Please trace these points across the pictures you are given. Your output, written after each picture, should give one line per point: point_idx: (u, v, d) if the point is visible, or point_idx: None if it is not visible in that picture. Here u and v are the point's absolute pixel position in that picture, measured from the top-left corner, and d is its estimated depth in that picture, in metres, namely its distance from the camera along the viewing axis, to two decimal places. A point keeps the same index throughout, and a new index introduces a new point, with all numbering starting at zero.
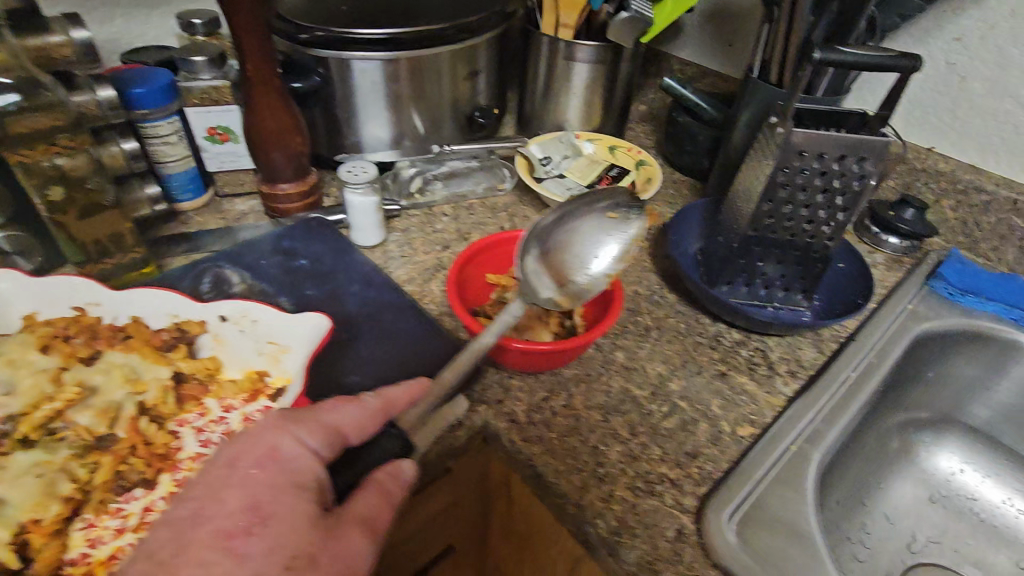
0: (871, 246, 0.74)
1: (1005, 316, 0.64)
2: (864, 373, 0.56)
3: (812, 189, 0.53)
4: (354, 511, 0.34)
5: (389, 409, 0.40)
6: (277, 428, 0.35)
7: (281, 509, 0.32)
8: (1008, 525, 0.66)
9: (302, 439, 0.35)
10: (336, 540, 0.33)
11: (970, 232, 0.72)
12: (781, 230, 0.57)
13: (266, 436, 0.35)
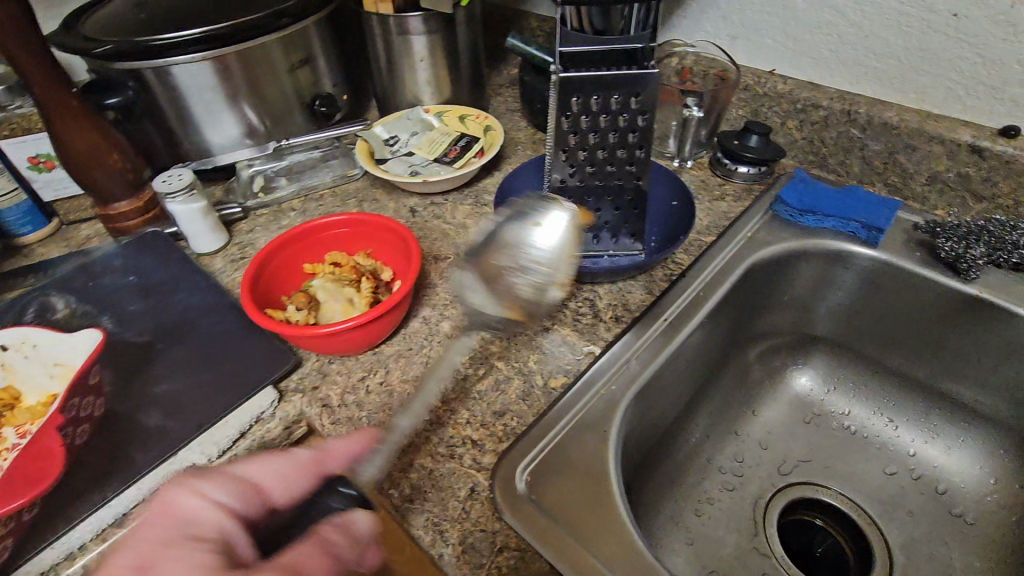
0: (723, 177, 0.74)
1: (843, 229, 0.64)
2: (690, 308, 0.58)
3: (602, 132, 0.53)
4: (293, 565, 0.34)
5: (326, 462, 0.41)
6: (183, 486, 0.36)
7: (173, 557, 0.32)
8: (875, 435, 0.66)
9: (209, 494, 0.37)
10: None
11: (817, 150, 0.72)
12: (591, 178, 0.57)
13: (181, 500, 0.36)
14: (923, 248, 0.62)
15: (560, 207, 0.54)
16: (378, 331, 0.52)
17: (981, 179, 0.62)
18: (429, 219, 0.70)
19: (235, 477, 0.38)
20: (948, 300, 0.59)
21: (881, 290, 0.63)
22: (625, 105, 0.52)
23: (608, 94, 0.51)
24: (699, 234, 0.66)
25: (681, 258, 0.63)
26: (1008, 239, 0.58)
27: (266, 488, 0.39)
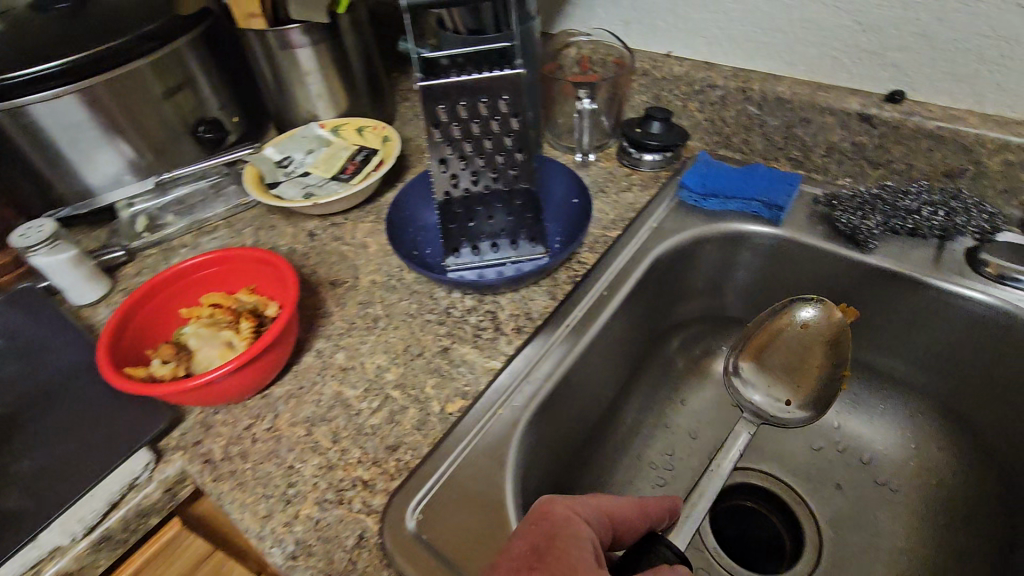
0: (631, 167, 0.72)
1: (746, 211, 0.63)
2: (594, 310, 0.56)
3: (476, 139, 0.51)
4: None
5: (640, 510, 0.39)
6: (563, 500, 0.36)
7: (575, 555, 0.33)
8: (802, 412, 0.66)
9: (580, 510, 0.36)
10: None
11: (720, 130, 0.71)
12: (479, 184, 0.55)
13: (573, 516, 0.35)
14: (825, 222, 0.61)
15: (813, 310, 0.51)
16: (260, 371, 0.49)
17: (875, 146, 0.61)
18: (327, 241, 0.67)
19: (599, 501, 0.37)
20: (849, 271, 0.59)
21: (789, 266, 0.62)
22: (493, 109, 0.49)
23: (476, 100, 0.49)
24: (604, 229, 0.64)
25: (585, 256, 0.61)
26: (902, 205, 0.57)
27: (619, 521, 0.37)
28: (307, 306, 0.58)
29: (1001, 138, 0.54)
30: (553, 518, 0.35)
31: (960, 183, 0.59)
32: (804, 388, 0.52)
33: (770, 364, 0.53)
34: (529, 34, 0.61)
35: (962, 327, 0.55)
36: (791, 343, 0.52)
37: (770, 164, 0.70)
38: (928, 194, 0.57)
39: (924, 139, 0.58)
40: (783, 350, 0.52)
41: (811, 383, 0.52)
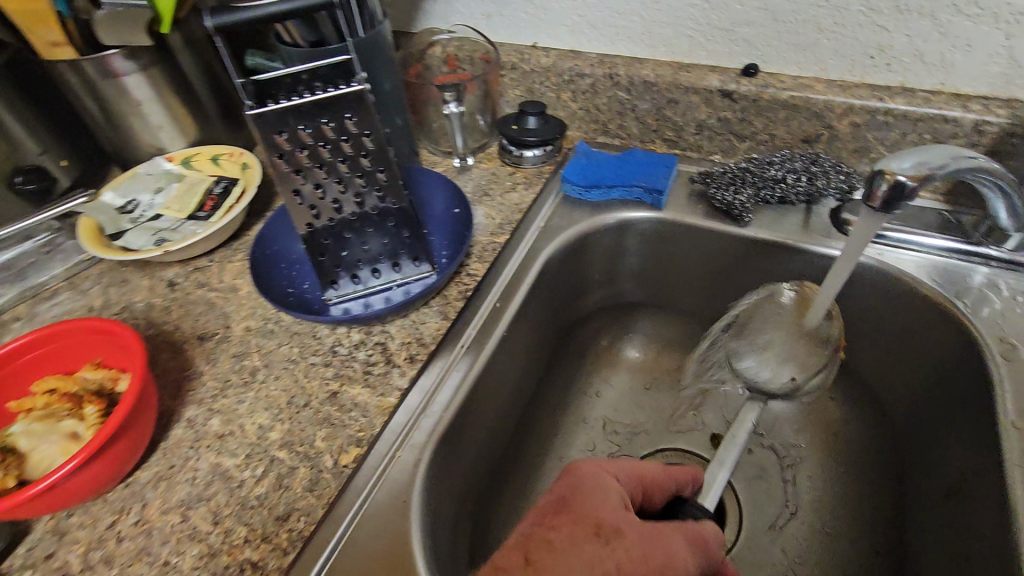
0: (514, 165, 0.70)
1: (629, 197, 0.63)
2: (488, 324, 0.53)
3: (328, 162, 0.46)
4: (670, 546, 0.35)
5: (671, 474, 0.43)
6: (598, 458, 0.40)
7: (604, 494, 0.37)
8: None
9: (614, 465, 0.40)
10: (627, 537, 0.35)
11: (595, 118, 0.70)
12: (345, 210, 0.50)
13: (601, 468, 0.39)
14: (702, 200, 0.62)
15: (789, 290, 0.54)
16: (117, 461, 0.42)
17: (739, 120, 0.63)
18: (192, 289, 0.60)
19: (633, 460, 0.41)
20: (730, 244, 0.60)
21: (675, 246, 0.63)
22: (341, 130, 0.45)
23: (319, 122, 0.44)
24: (492, 235, 0.62)
25: (474, 267, 0.58)
26: (769, 175, 0.59)
27: (652, 476, 0.41)
28: (172, 369, 0.52)
29: (847, 101, 0.57)
30: (582, 474, 0.38)
31: (818, 147, 0.61)
32: (804, 363, 0.53)
33: (770, 338, 0.54)
34: (379, 39, 0.57)
35: None
36: (783, 319, 0.53)
37: (648, 146, 0.70)
38: (790, 161, 0.60)
39: (780, 108, 0.60)
40: (778, 329, 0.53)
41: (811, 358, 0.53)
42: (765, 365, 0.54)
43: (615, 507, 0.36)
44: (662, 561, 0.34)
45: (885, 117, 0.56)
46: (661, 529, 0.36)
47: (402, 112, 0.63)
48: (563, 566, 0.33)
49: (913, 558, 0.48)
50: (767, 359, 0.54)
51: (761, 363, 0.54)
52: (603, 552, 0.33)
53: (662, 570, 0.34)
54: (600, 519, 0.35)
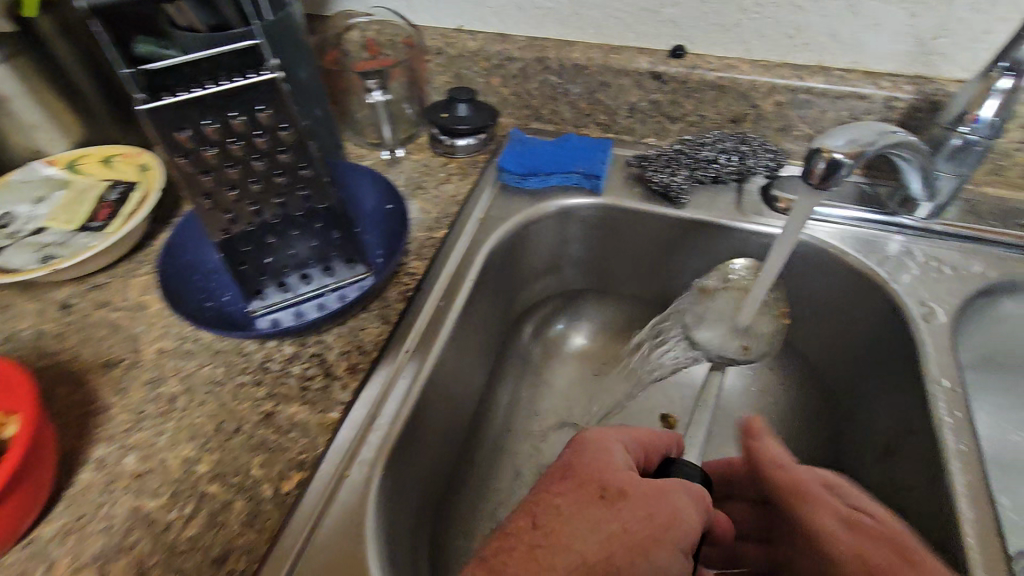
0: (447, 156, 0.67)
1: (567, 184, 0.62)
2: (433, 325, 0.51)
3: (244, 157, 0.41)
4: (676, 504, 0.36)
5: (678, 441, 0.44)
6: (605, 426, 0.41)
7: (606, 459, 0.37)
8: None
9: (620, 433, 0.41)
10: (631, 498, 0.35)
11: (527, 103, 0.68)
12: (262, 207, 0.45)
13: (603, 437, 0.40)
14: (640, 183, 0.62)
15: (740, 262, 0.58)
16: (10, 520, 0.36)
17: (670, 102, 0.63)
18: (90, 311, 0.53)
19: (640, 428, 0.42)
20: (668, 226, 0.61)
21: (617, 230, 0.63)
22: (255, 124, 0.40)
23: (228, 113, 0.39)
24: (430, 230, 0.58)
25: (413, 265, 0.55)
26: (702, 156, 0.60)
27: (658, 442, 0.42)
28: (72, 405, 0.45)
29: (771, 81, 0.58)
30: (583, 447, 0.39)
31: (745, 127, 0.63)
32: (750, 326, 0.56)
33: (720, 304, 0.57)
34: (290, 22, 0.52)
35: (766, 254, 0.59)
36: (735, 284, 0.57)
37: (582, 130, 0.69)
38: (721, 141, 0.61)
39: (709, 89, 0.60)
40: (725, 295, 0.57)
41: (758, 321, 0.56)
42: (716, 329, 0.57)
43: (618, 469, 0.37)
44: (663, 517, 0.34)
45: (806, 96, 0.58)
46: (661, 486, 0.36)
47: (322, 102, 0.58)
48: (570, 531, 0.33)
49: None
50: (716, 323, 0.57)
51: (710, 329, 0.57)
52: (604, 516, 0.34)
53: (667, 526, 0.34)
54: (601, 485, 0.36)
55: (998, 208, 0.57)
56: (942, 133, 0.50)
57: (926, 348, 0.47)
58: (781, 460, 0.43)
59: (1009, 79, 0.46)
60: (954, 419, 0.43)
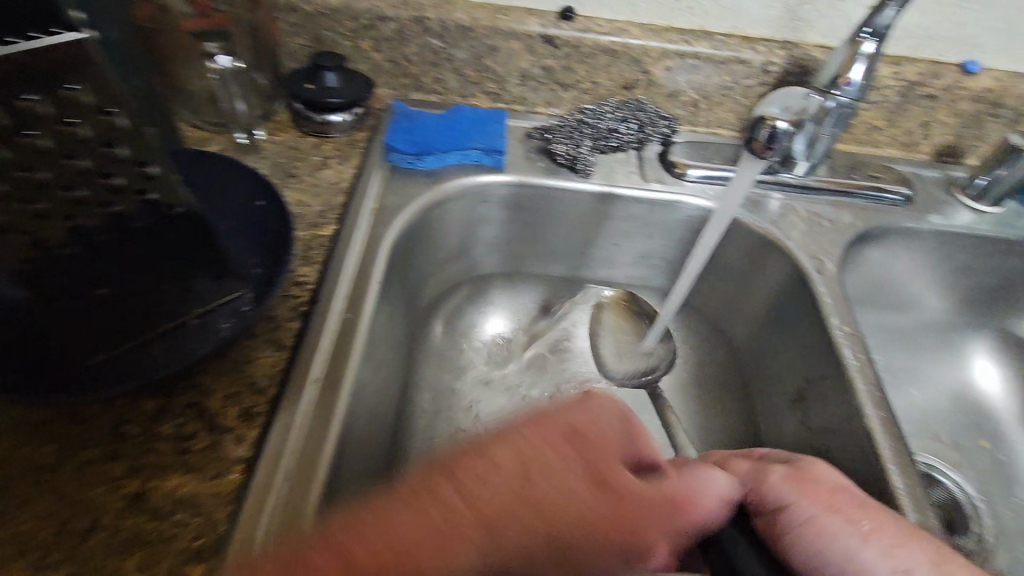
0: (317, 135, 0.57)
1: (466, 161, 0.56)
2: (341, 343, 0.43)
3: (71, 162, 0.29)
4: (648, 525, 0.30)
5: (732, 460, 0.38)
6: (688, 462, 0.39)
7: (621, 446, 0.32)
8: None
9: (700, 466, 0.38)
10: (613, 490, 0.29)
11: (405, 70, 0.60)
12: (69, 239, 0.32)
13: (632, 405, 0.35)
14: (542, 156, 0.59)
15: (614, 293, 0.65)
16: None
17: (562, 68, 0.59)
18: None
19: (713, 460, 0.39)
20: (576, 199, 0.58)
21: (523, 208, 0.59)
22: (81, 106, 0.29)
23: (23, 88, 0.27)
24: (314, 227, 0.49)
25: (302, 272, 0.45)
26: (603, 126, 0.59)
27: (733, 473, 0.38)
28: None
29: (661, 46, 0.57)
30: (601, 418, 0.32)
31: (637, 94, 0.62)
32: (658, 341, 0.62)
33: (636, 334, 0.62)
34: None
35: (671, 221, 0.59)
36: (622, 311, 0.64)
37: (469, 100, 0.63)
38: (621, 110, 0.60)
39: (601, 54, 0.58)
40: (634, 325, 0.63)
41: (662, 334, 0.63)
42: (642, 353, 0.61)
43: (619, 458, 0.32)
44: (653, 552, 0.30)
45: (694, 61, 0.58)
46: (665, 509, 0.31)
47: (144, 72, 0.44)
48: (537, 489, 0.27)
49: None
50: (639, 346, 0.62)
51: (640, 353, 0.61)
52: (616, 551, 0.28)
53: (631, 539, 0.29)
54: (608, 483, 0.29)
55: (850, 163, 0.64)
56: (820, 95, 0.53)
57: (825, 297, 0.51)
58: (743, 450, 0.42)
59: (873, 43, 0.49)
60: (859, 360, 0.47)
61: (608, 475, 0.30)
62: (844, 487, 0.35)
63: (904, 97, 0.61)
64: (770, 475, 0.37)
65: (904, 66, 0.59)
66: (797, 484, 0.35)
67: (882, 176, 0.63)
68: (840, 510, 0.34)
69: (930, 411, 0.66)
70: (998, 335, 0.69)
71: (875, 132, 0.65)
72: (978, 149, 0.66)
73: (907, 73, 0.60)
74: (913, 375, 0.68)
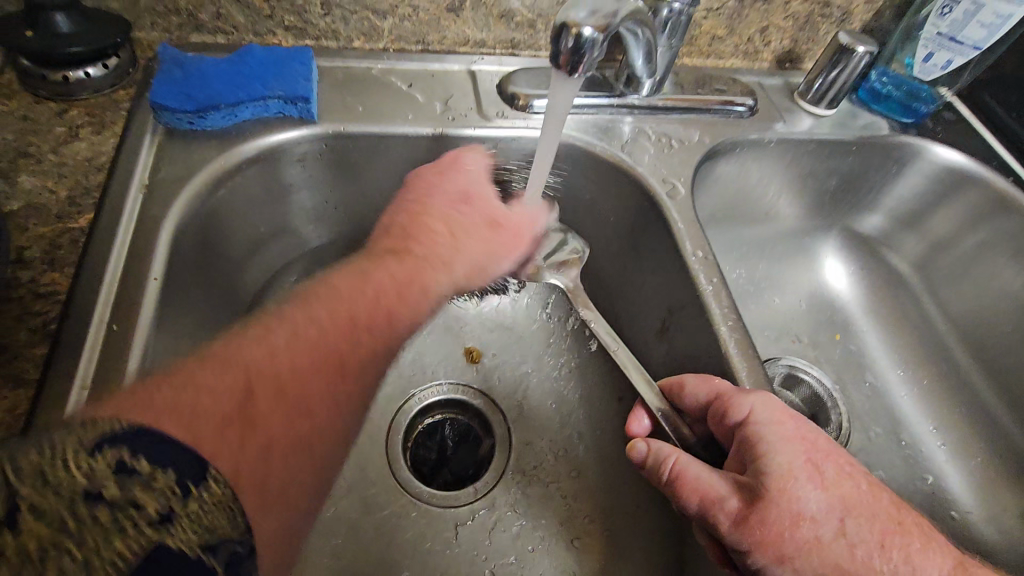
0: (65, 100, 0.45)
1: (266, 114, 0.46)
2: (105, 366, 0.33)
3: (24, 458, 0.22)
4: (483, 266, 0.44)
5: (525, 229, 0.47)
6: (664, 458, 0.39)
7: (485, 212, 0.46)
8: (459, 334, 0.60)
9: (675, 464, 0.38)
10: (464, 242, 0.44)
11: (173, 5, 0.49)
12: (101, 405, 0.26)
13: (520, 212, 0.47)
14: (363, 101, 0.51)
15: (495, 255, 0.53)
16: None
17: None
18: None
19: (689, 465, 0.37)
20: (412, 149, 0.51)
21: (351, 166, 0.51)
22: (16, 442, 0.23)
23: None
24: (61, 220, 0.38)
25: (48, 280, 0.35)
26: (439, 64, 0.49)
27: (708, 471, 0.36)
28: None
29: None
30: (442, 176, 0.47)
31: (465, 17, 0.54)
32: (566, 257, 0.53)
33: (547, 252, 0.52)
34: None
35: (518, 162, 0.54)
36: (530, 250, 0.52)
37: (267, 40, 0.52)
38: (476, 108, 0.52)
39: None
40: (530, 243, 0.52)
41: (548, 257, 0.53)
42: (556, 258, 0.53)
43: (496, 249, 0.45)
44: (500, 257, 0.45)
45: None
46: (498, 222, 0.46)
47: None
48: (477, 248, 0.44)
49: None
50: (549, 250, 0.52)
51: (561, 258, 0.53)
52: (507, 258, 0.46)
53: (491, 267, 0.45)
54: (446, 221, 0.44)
55: (696, 78, 0.61)
56: (654, 4, 0.48)
57: (677, 225, 0.49)
58: (728, 412, 0.38)
59: None
60: (714, 285, 0.45)
61: (452, 230, 0.44)
62: (804, 518, 0.33)
63: (741, 2, 0.59)
64: (721, 530, 0.35)
65: None
66: (749, 533, 0.33)
67: (727, 88, 0.61)
68: (799, 548, 0.33)
69: (788, 315, 0.68)
70: (848, 235, 0.70)
71: (718, 42, 0.63)
72: (813, 51, 0.66)
73: None
74: (773, 284, 0.69)
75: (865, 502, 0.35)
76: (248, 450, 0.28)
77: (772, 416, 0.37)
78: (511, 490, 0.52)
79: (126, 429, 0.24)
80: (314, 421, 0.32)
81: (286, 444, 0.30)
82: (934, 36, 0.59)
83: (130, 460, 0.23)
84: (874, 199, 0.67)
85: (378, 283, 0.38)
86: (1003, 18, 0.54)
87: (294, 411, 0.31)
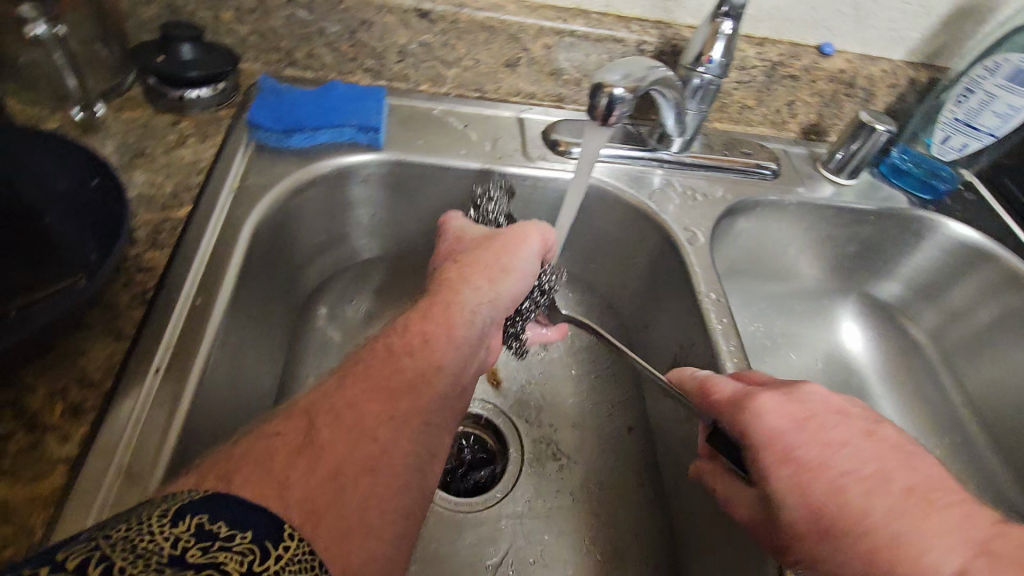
0: (177, 114, 0.53)
1: (341, 139, 0.54)
2: (187, 332, 0.39)
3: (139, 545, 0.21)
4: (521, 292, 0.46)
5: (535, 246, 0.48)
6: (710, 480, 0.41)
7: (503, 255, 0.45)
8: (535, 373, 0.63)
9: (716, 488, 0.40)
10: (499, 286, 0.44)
11: (275, 44, 0.58)
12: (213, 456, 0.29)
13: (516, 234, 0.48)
14: (423, 136, 0.58)
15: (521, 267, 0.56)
16: None
17: (441, 44, 0.59)
18: None
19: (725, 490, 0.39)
20: (461, 180, 0.58)
21: (405, 189, 0.58)
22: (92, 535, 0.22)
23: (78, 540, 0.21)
24: (165, 210, 0.45)
25: (150, 258, 0.42)
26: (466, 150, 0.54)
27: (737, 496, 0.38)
28: None
29: (537, 23, 0.57)
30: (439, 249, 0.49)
31: (519, 72, 0.61)
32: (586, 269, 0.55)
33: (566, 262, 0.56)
34: None
35: (553, 200, 0.59)
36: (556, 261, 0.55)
37: (347, 78, 0.61)
38: (524, 149, 0.59)
39: (479, 31, 0.58)
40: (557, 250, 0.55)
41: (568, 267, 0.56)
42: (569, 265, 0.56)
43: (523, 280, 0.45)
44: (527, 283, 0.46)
45: (571, 39, 0.58)
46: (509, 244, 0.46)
47: None
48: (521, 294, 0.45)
49: (658, 427, 0.56)
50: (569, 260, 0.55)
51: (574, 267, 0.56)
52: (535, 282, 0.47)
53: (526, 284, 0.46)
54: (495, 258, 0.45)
55: (725, 140, 0.67)
56: (687, 73, 0.54)
57: (694, 267, 0.53)
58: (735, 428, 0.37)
59: (729, 22, 0.51)
60: (723, 325, 0.49)
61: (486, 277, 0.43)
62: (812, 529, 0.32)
63: (770, 77, 0.65)
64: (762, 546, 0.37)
65: (767, 47, 0.63)
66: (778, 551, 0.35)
67: (753, 152, 0.66)
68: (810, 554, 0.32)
69: (805, 372, 0.68)
70: (865, 300, 0.73)
71: (747, 111, 0.69)
72: (838, 125, 0.71)
73: (770, 54, 0.63)
74: (791, 340, 0.70)
75: (886, 495, 0.31)
76: (337, 484, 0.28)
77: (784, 420, 0.35)
78: (517, 502, 0.54)
79: (202, 498, 0.24)
80: (397, 445, 0.31)
81: (373, 472, 0.29)
82: (951, 120, 0.63)
83: (210, 523, 0.23)
84: (889, 267, 0.70)
85: (431, 325, 0.38)
86: (1016, 109, 0.59)
87: (367, 449, 0.30)
